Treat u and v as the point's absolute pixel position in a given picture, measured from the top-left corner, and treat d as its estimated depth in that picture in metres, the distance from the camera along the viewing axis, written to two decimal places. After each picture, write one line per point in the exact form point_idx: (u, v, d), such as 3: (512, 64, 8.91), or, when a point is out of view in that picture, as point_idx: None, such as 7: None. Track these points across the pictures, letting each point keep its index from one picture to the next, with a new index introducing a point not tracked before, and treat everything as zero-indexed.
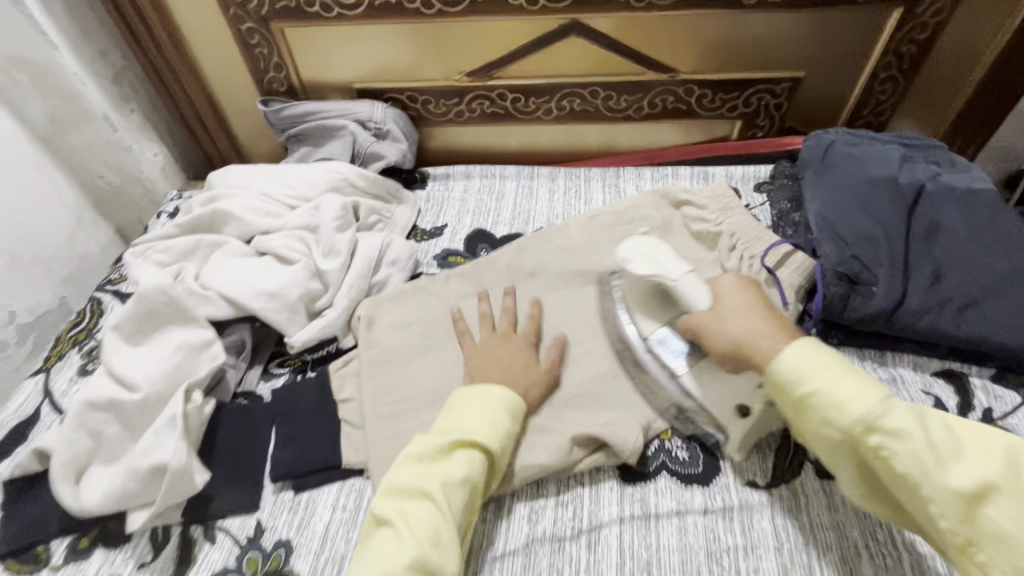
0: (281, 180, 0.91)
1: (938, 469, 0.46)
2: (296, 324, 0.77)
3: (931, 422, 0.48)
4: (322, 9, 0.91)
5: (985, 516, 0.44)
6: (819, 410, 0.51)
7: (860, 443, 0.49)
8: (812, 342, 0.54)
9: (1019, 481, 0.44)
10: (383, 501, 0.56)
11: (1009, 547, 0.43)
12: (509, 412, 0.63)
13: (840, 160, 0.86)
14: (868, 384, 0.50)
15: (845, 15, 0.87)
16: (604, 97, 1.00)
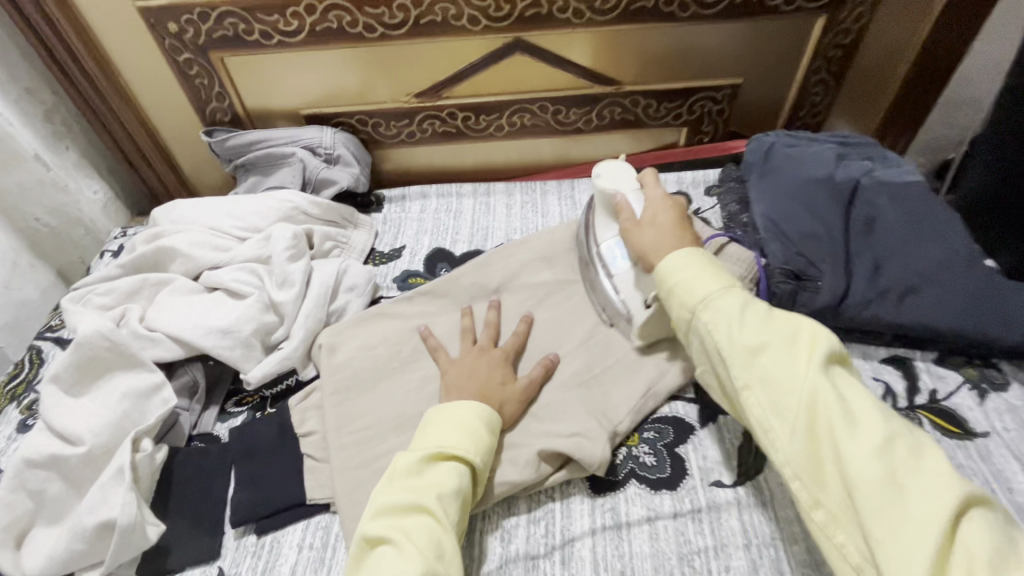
0: (228, 212, 0.88)
1: (736, 330, 0.55)
2: (252, 359, 0.75)
3: (748, 304, 0.57)
4: (262, 37, 0.90)
5: (761, 365, 0.53)
6: (676, 293, 0.61)
7: (694, 316, 0.59)
8: (695, 251, 0.63)
9: (798, 345, 0.52)
10: (378, 522, 0.55)
11: (769, 389, 0.51)
12: (489, 426, 0.63)
13: (780, 161, 0.89)
14: (715, 277, 0.60)
15: (774, 23, 0.91)
16: (553, 111, 1.01)
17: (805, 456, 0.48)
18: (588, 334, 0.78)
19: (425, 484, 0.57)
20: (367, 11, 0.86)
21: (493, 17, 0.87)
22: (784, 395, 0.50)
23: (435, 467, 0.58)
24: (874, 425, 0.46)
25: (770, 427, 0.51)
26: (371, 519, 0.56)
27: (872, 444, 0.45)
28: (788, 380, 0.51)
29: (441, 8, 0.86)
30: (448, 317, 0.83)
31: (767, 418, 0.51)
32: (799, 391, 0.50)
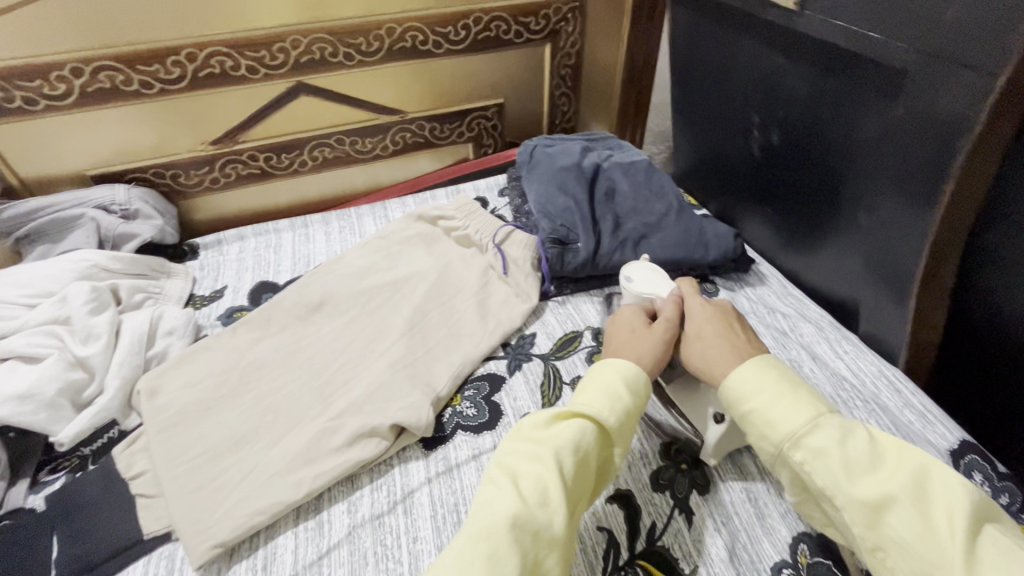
0: (13, 281, 0.85)
1: (847, 480, 0.51)
2: (60, 420, 0.72)
3: (854, 437, 0.53)
4: (25, 103, 0.88)
5: (888, 524, 0.48)
6: (757, 426, 0.56)
7: (788, 461, 0.55)
8: (769, 361, 0.60)
9: (919, 495, 0.48)
10: (500, 462, 0.58)
11: (907, 554, 0.47)
12: (631, 388, 0.62)
13: (541, 159, 1.11)
14: (802, 402, 0.55)
15: (515, 53, 1.13)
16: (350, 142, 1.13)
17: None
18: (407, 324, 0.89)
19: (550, 435, 0.58)
20: (140, 69, 0.91)
21: (270, 65, 0.97)
22: (929, 567, 0.45)
23: (563, 422, 0.60)
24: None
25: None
26: (498, 461, 0.59)
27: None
28: (930, 549, 0.46)
29: (217, 61, 0.94)
30: (276, 339, 0.88)
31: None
32: (944, 562, 0.45)
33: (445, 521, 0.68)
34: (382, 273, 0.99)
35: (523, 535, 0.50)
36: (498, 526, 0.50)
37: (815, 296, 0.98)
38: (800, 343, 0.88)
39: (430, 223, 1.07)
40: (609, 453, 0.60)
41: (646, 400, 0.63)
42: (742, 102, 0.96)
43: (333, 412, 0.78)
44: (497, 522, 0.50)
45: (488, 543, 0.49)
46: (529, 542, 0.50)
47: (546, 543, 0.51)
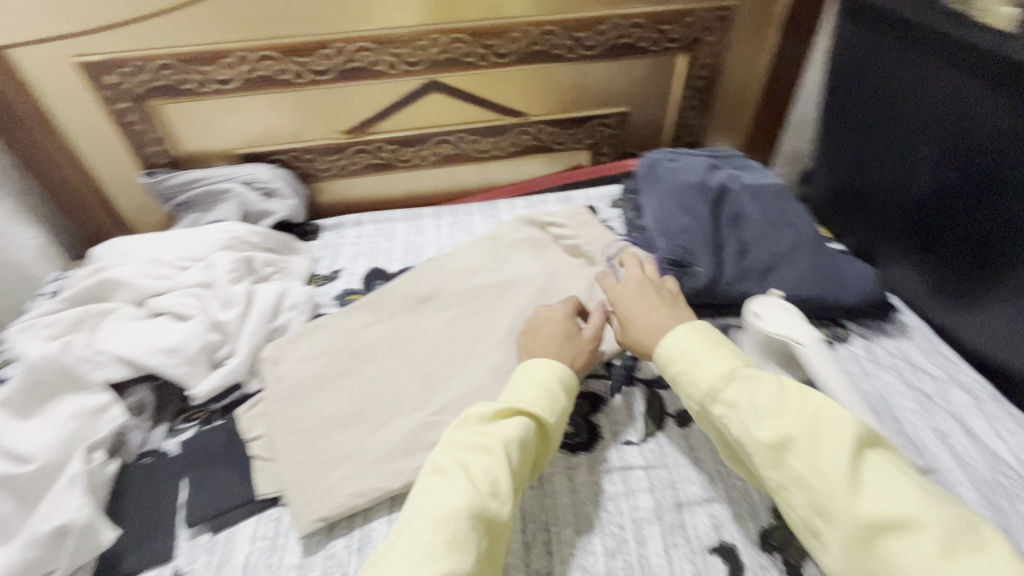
0: (171, 245, 0.95)
1: (752, 423, 0.54)
2: (198, 376, 0.79)
3: (762, 385, 0.56)
4: (198, 86, 0.98)
5: (789, 462, 0.51)
6: (683, 385, 0.61)
7: (708, 408, 0.59)
8: (693, 327, 0.64)
9: (814, 430, 0.51)
10: (444, 454, 0.61)
11: (806, 490, 0.49)
12: (565, 384, 0.70)
13: (662, 173, 1.06)
14: (719, 357, 0.60)
15: (647, 61, 1.09)
16: (471, 141, 1.14)
17: (858, 566, 0.46)
18: (509, 329, 0.89)
19: (495, 429, 0.63)
20: (295, 60, 0.97)
21: (409, 62, 1.00)
22: (824, 502, 0.48)
23: (505, 418, 0.64)
24: (925, 527, 0.44)
25: (819, 532, 0.49)
26: (443, 451, 0.62)
27: (925, 553, 0.43)
28: (825, 483, 0.48)
29: (362, 56, 0.98)
30: (385, 325, 0.92)
31: (812, 521, 0.49)
32: (836, 495, 0.47)
33: (535, 539, 0.66)
34: (489, 272, 1.00)
35: (480, 523, 0.55)
36: (455, 514, 0.54)
37: (969, 358, 0.86)
38: (948, 412, 0.77)
39: (539, 228, 1.06)
40: (541, 445, 0.67)
41: (575, 392, 0.71)
42: (906, 128, 0.87)
43: (433, 405, 0.79)
44: (455, 513, 0.54)
45: (444, 532, 0.52)
46: (482, 531, 0.55)
47: (495, 527, 0.56)
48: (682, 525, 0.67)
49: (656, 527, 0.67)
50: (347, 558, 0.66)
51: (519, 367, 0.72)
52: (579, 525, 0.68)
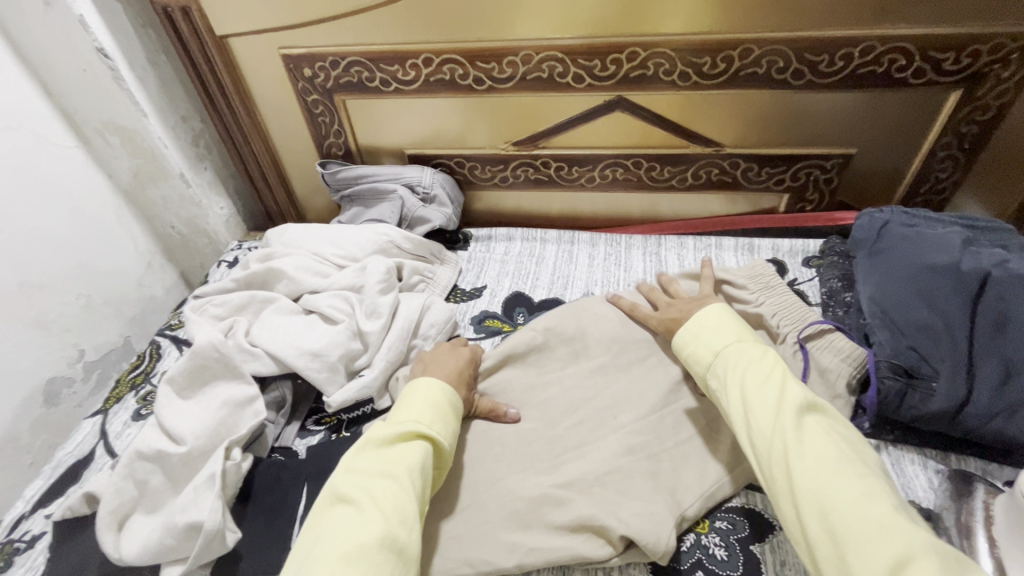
0: (332, 241, 0.95)
1: (729, 390, 0.63)
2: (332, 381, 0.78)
3: (748, 358, 0.64)
4: (381, 84, 0.97)
5: (744, 420, 0.59)
6: (691, 360, 0.71)
7: (707, 381, 0.68)
8: (714, 314, 0.73)
9: (765, 396, 0.59)
10: (349, 481, 0.60)
11: (749, 444, 0.58)
12: (453, 405, 0.71)
13: (894, 243, 0.82)
14: (724, 335, 0.69)
15: (899, 96, 0.85)
16: (648, 167, 1.01)
17: (778, 510, 0.53)
18: (659, 402, 0.76)
19: (395, 456, 0.62)
20: (479, 65, 0.92)
21: (598, 76, 0.89)
22: (757, 453, 0.57)
23: (403, 441, 0.64)
24: (831, 481, 0.50)
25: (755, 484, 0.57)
26: (344, 478, 0.62)
27: (822, 498, 0.49)
28: (762, 438, 0.56)
29: (548, 67, 0.90)
30: (520, 366, 0.84)
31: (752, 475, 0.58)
32: (769, 451, 0.55)
33: None
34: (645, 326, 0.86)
35: (393, 552, 0.54)
36: (371, 548, 0.53)
37: None
38: None
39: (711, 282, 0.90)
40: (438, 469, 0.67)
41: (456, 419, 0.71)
42: None
43: (560, 476, 0.70)
44: (366, 545, 0.53)
45: (359, 565, 0.51)
46: (395, 559, 0.54)
47: (407, 560, 0.55)
48: None
49: None
50: None
51: (407, 389, 0.72)
52: None
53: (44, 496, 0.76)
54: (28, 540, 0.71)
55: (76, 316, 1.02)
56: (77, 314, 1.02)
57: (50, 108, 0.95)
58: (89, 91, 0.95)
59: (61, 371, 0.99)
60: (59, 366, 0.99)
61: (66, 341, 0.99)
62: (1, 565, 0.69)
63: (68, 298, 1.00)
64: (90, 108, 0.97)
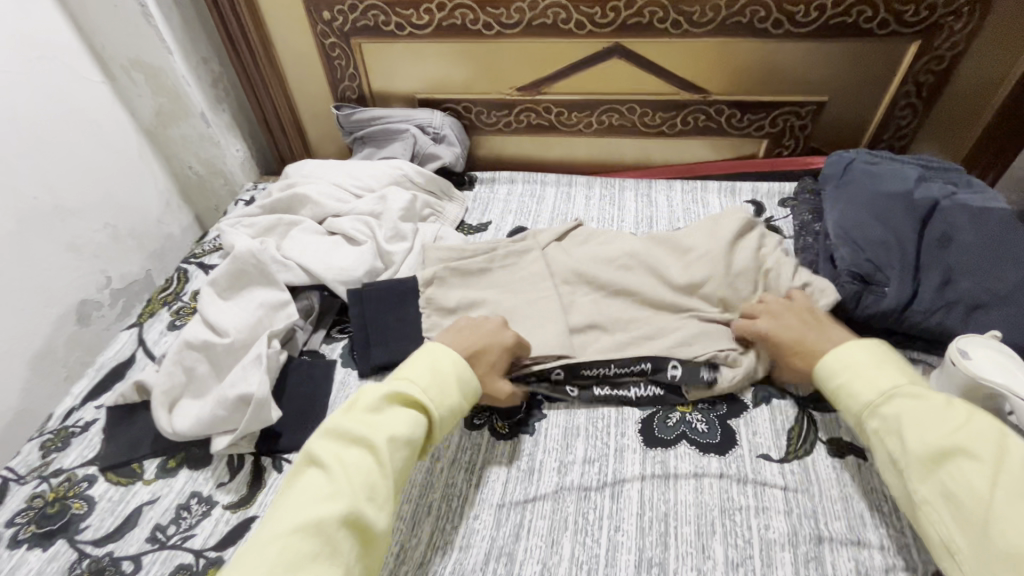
0: (350, 173, 1.03)
1: (908, 437, 0.55)
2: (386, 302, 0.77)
3: (925, 403, 0.57)
4: (396, 28, 1.05)
5: (947, 474, 0.52)
6: (840, 395, 0.63)
7: (868, 419, 0.60)
8: (867, 351, 0.63)
9: (984, 450, 0.52)
10: (326, 443, 0.58)
11: (953, 505, 0.51)
12: (460, 375, 0.66)
13: (857, 177, 0.92)
14: (887, 372, 0.60)
15: (866, 47, 0.95)
16: (641, 113, 1.10)
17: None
18: (702, 329, 0.77)
19: (380, 422, 0.59)
20: (488, 11, 0.99)
21: (598, 23, 0.98)
22: (969, 515, 0.50)
23: (390, 413, 0.60)
24: None
25: (956, 548, 0.50)
26: (321, 438, 0.59)
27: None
28: (976, 498, 0.50)
29: (553, 13, 0.97)
30: None
31: (951, 538, 0.51)
32: (990, 515, 0.48)
33: (650, 525, 0.64)
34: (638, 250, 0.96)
35: (353, 528, 0.52)
36: (332, 525, 0.51)
37: None
38: None
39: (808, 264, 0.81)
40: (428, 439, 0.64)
41: (463, 392, 0.66)
42: None
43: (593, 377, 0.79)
44: (327, 519, 0.51)
45: (313, 544, 0.50)
46: (357, 535, 0.53)
47: (370, 534, 0.54)
48: (821, 559, 0.60)
49: (787, 553, 0.61)
50: (465, 491, 0.69)
51: (418, 350, 0.68)
52: (700, 527, 0.63)
53: (91, 392, 0.83)
54: (82, 426, 0.78)
55: (103, 245, 1.07)
56: (104, 242, 1.07)
57: (79, 43, 1.01)
58: (119, 29, 1.01)
59: (91, 295, 1.05)
60: (89, 290, 1.04)
61: (96, 267, 1.06)
62: (59, 445, 0.76)
63: (96, 227, 1.06)
64: (118, 44, 1.03)
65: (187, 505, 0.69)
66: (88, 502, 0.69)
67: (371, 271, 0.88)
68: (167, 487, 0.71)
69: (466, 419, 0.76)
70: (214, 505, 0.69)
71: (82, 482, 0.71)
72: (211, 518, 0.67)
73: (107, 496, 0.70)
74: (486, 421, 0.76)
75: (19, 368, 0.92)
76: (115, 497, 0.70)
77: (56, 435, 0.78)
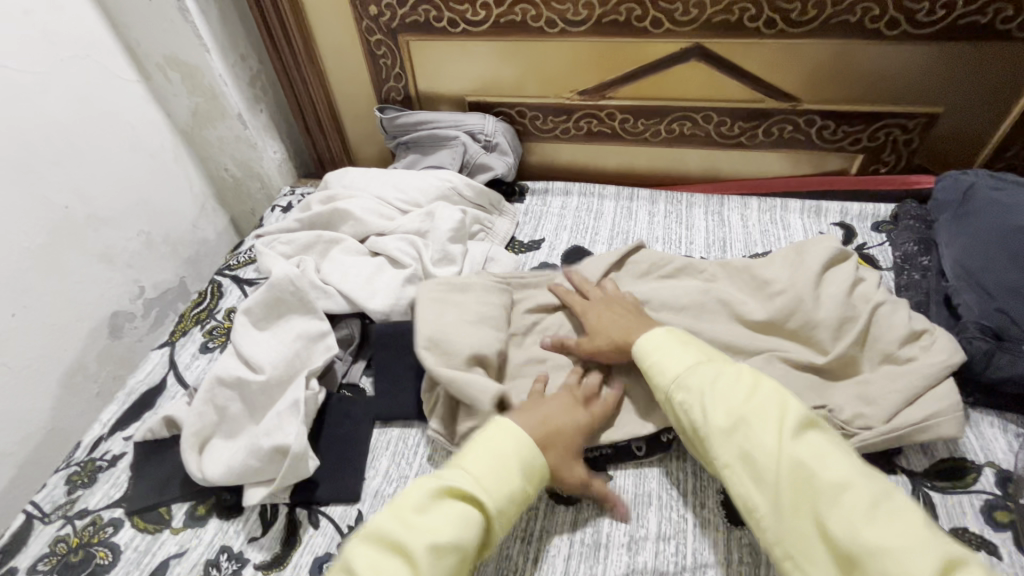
0: (394, 184, 0.95)
1: (710, 406, 0.55)
2: (446, 342, 0.68)
3: (720, 372, 0.57)
4: (449, 24, 0.95)
5: (740, 438, 0.52)
6: (651, 376, 0.62)
7: (670, 395, 0.59)
8: (671, 332, 0.64)
9: (764, 412, 0.52)
10: (362, 545, 0.50)
11: (751, 466, 0.51)
12: (525, 461, 0.56)
13: (981, 207, 0.78)
14: (688, 351, 0.61)
15: (999, 51, 0.81)
16: (717, 122, 0.98)
17: (797, 536, 0.47)
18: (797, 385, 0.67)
19: (422, 524, 0.50)
20: (553, 7, 0.88)
21: (677, 20, 0.86)
22: (766, 475, 0.49)
23: (439, 508, 0.52)
24: (855, 497, 0.46)
25: (755, 507, 0.50)
26: (360, 543, 0.50)
27: (856, 514, 0.45)
28: (771, 458, 0.50)
29: (626, 9, 0.86)
30: None
31: (750, 497, 0.50)
32: (781, 470, 0.49)
33: None
34: None
35: None
36: None
37: None
38: None
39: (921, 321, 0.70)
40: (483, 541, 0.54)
41: (529, 479, 0.56)
42: None
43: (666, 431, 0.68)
44: None
45: None
46: None
47: None
48: None
49: None
50: (522, 565, 0.60)
51: (484, 426, 0.60)
52: None
53: (120, 420, 0.78)
54: (109, 459, 0.73)
55: (136, 252, 1.02)
56: (137, 250, 1.02)
57: (113, 40, 0.95)
58: (156, 25, 0.94)
59: (123, 306, 1.00)
60: (122, 301, 1.00)
61: (129, 277, 1.01)
62: (85, 481, 0.71)
63: (130, 234, 1.01)
64: (155, 41, 0.97)
65: (217, 561, 0.63)
66: (113, 550, 0.64)
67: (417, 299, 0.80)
68: (195, 538, 0.65)
69: None
70: (245, 563, 0.62)
71: (107, 527, 0.66)
72: None
73: (132, 545, 0.65)
74: None
75: (49, 385, 0.88)
76: (141, 547, 0.64)
77: (83, 469, 0.73)
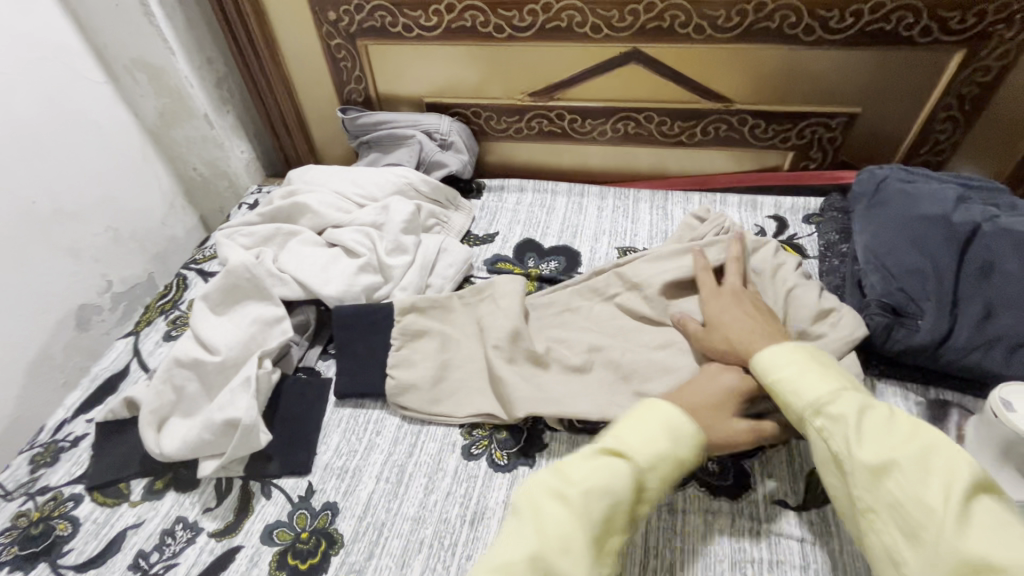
0: (352, 180, 0.99)
1: (852, 442, 0.50)
2: None
3: (869, 406, 0.51)
4: (404, 30, 1.00)
5: (886, 486, 0.47)
6: (780, 394, 0.57)
7: (805, 420, 0.54)
8: (804, 349, 0.58)
9: (924, 463, 0.46)
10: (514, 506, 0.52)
11: (901, 518, 0.46)
12: (682, 435, 0.54)
13: (890, 197, 0.85)
14: (826, 377, 0.55)
15: (905, 55, 0.89)
16: (659, 122, 1.04)
17: None
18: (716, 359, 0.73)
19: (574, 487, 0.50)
20: (500, 13, 0.94)
21: (615, 26, 0.92)
22: (916, 529, 0.44)
23: (595, 471, 0.52)
24: None
25: (901, 564, 0.45)
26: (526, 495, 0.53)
27: None
28: (929, 519, 0.44)
29: (568, 15, 0.92)
30: None
31: (897, 551, 0.46)
32: (939, 530, 0.43)
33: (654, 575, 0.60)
34: None
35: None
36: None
37: None
38: None
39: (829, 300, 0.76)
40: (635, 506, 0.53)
41: (690, 446, 0.54)
42: None
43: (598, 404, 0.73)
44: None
45: None
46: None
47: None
48: None
49: None
50: (459, 528, 0.65)
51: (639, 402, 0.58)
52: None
53: (83, 404, 0.82)
54: (71, 441, 0.77)
55: (103, 248, 1.06)
56: (105, 245, 1.06)
57: (81, 43, 0.99)
58: (123, 28, 0.98)
59: (90, 299, 1.03)
60: (89, 295, 1.03)
61: (95, 271, 1.04)
62: (47, 460, 0.75)
63: (98, 230, 1.04)
64: (122, 44, 1.01)
65: (172, 530, 0.67)
66: (72, 522, 0.68)
67: (371, 287, 0.85)
68: (152, 510, 0.69)
69: (462, 448, 0.72)
70: (199, 532, 0.66)
71: (67, 502, 0.70)
72: (195, 545, 0.65)
73: (92, 518, 0.68)
74: (484, 450, 0.71)
75: (16, 375, 0.91)
76: (100, 519, 0.68)
77: (45, 450, 0.76)
